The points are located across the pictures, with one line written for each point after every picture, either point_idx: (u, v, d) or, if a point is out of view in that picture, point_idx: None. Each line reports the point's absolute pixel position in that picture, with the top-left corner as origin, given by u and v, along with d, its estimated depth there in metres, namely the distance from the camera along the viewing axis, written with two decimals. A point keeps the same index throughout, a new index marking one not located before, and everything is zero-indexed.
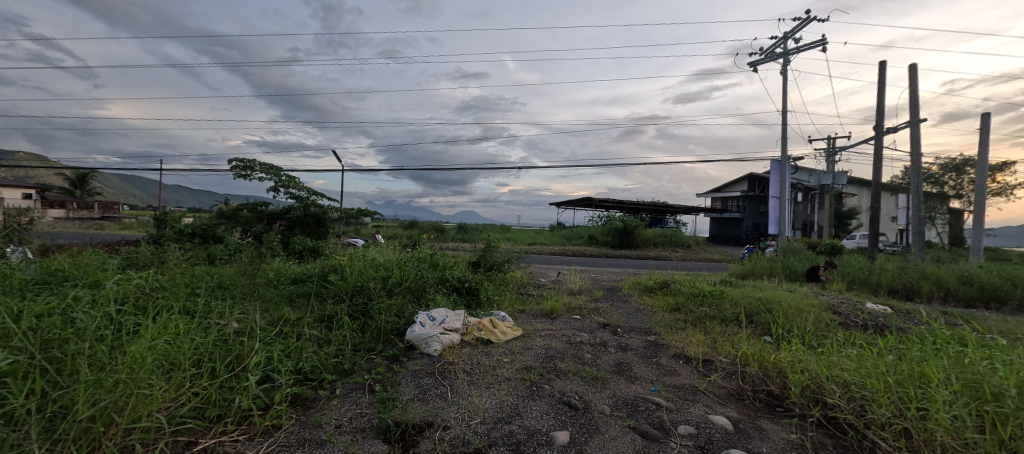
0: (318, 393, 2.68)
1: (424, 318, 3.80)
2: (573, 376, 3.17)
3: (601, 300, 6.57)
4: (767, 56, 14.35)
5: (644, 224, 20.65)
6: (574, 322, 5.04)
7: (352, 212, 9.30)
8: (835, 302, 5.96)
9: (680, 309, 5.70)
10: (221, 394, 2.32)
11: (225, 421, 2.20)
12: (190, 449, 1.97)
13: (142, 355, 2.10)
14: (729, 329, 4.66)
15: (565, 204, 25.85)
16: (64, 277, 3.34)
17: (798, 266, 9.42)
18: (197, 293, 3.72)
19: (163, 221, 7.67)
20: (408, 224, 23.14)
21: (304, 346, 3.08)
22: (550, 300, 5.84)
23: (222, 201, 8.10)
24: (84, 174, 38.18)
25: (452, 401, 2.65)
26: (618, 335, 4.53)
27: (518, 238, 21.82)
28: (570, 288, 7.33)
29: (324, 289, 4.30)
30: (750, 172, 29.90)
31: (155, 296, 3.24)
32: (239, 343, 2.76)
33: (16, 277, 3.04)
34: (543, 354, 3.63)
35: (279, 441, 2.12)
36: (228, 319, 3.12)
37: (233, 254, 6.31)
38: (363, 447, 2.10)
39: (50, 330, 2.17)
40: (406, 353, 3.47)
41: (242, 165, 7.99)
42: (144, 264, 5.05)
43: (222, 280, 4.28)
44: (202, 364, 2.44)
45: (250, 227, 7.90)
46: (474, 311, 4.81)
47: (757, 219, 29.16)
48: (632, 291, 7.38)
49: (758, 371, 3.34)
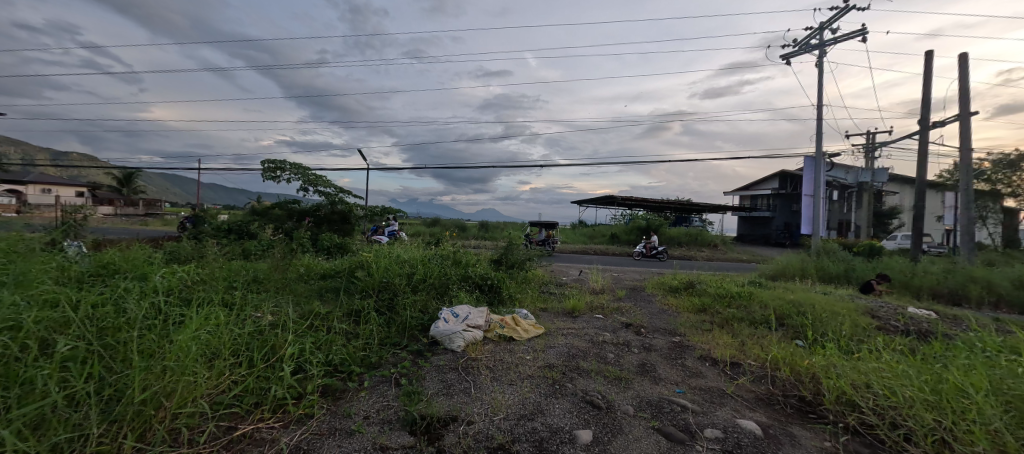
0: (347, 385, 2.77)
1: (448, 314, 3.86)
2: (596, 376, 3.16)
3: (623, 300, 6.49)
4: (801, 48, 13.75)
5: (667, 222, 20.27)
6: (596, 321, 5.01)
7: (377, 209, 9.52)
8: (874, 305, 5.67)
9: (708, 311, 5.53)
10: (258, 383, 2.44)
11: (262, 409, 2.30)
12: (230, 434, 2.08)
13: (188, 344, 2.22)
14: (758, 332, 4.50)
15: (586, 202, 25.68)
16: (115, 270, 3.60)
17: (833, 267, 9.03)
18: (234, 286, 3.92)
19: (202, 218, 8.13)
20: (429, 222, 23.47)
21: (333, 339, 3.19)
22: (572, 299, 5.83)
23: (255, 199, 8.48)
24: (129, 174, 40.66)
25: (475, 396, 2.70)
26: (642, 335, 4.47)
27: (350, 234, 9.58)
28: (592, 288, 7.26)
29: (352, 285, 4.44)
30: (781, 170, 28.72)
31: (196, 289, 3.43)
32: (273, 335, 2.89)
33: (74, 269, 3.29)
34: (565, 353, 3.63)
35: (311, 430, 2.21)
36: (263, 311, 3.27)
37: (266, 250, 6.59)
38: (391, 439, 2.17)
39: (105, 319, 2.35)
40: (430, 349, 3.54)
41: (272, 165, 8.32)
42: (186, 258, 5.33)
43: (257, 274, 4.49)
44: (241, 354, 2.57)
45: (281, 223, 8.22)
46: (497, 308, 4.87)
47: (789, 218, 28.08)
48: (656, 291, 7.27)
49: (789, 375, 3.22)
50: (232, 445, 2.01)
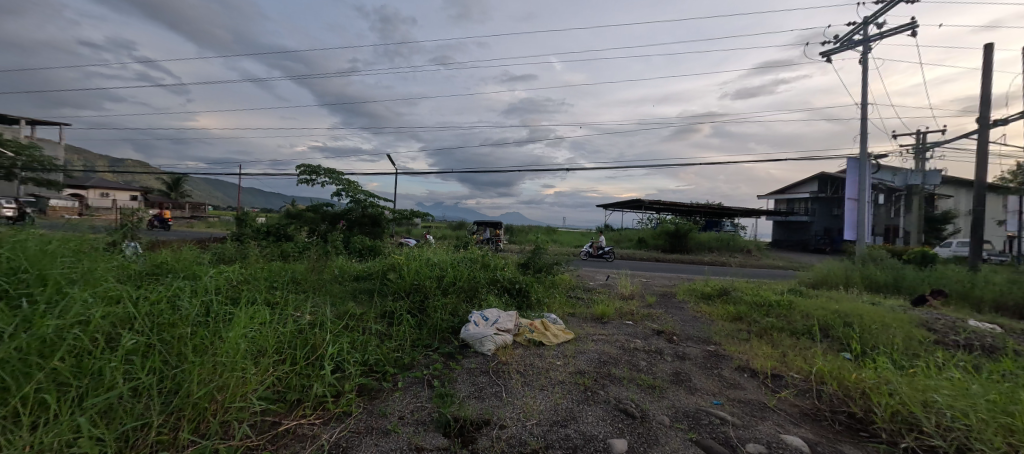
0: (382, 385, 2.83)
1: (478, 318, 3.88)
2: (629, 383, 3.09)
3: (654, 306, 6.34)
4: (843, 45, 13.10)
5: (698, 227, 19.69)
6: (626, 327, 4.91)
7: (405, 213, 9.73)
8: (929, 317, 5.27)
9: (745, 320, 5.31)
10: (300, 380, 2.53)
11: (304, 406, 2.39)
12: (275, 428, 2.16)
13: (238, 341, 2.34)
14: (800, 342, 4.29)
15: (612, 206, 25.33)
16: (169, 270, 3.84)
17: (880, 276, 8.50)
18: (275, 286, 4.10)
19: (243, 220, 8.57)
20: (455, 225, 23.72)
21: (368, 340, 3.27)
22: (601, 304, 5.74)
23: (291, 202, 8.85)
24: (178, 179, 43.43)
25: (507, 401, 2.70)
26: (675, 343, 4.34)
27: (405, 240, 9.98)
28: (621, 293, 7.12)
29: (385, 287, 4.55)
30: (821, 172, 27.33)
31: (241, 288, 3.61)
32: (312, 333, 3.01)
33: (133, 268, 3.54)
34: (596, 359, 3.57)
35: (350, 427, 2.28)
36: (303, 311, 3.40)
37: (303, 251, 6.86)
38: (425, 440, 2.19)
39: (163, 316, 2.51)
40: (460, 351, 3.58)
41: (307, 169, 8.66)
42: (230, 258, 5.63)
43: (295, 275, 4.68)
44: (284, 352, 2.68)
45: (315, 226, 8.53)
46: (525, 313, 4.86)
47: (829, 223, 26.65)
48: (687, 297, 7.07)
49: (837, 389, 3.05)
50: (277, 439, 2.10)
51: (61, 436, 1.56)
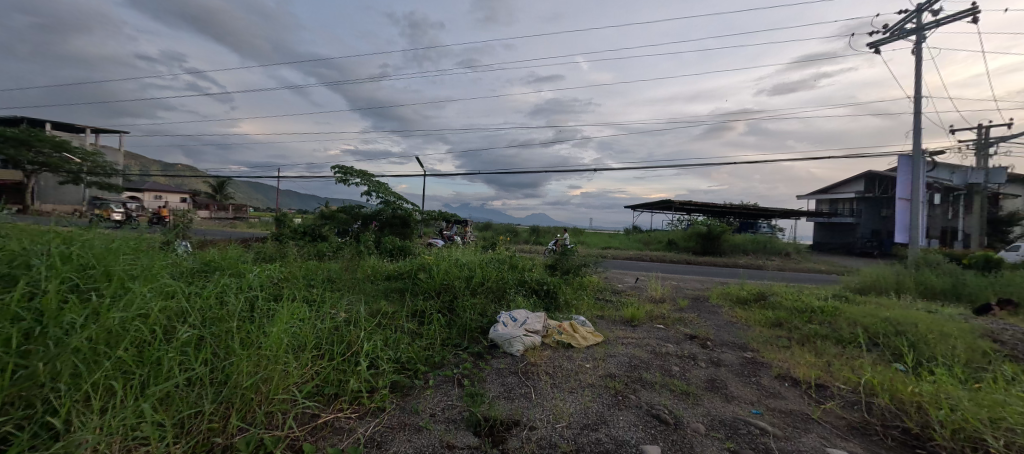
0: (414, 382, 2.89)
1: (507, 318, 3.90)
2: (661, 389, 3.02)
3: (686, 310, 6.15)
4: (894, 34, 12.25)
5: (731, 228, 18.97)
6: (657, 331, 4.79)
7: (434, 214, 9.90)
8: (996, 328, 4.83)
9: (785, 327, 5.05)
10: (337, 375, 2.62)
11: (341, 399, 2.47)
12: (315, 420, 2.25)
13: (280, 336, 2.45)
14: (847, 352, 4.03)
15: (641, 207, 24.81)
16: (216, 267, 4.09)
17: (938, 282, 7.88)
18: (312, 284, 4.28)
19: (283, 220, 9.00)
20: (481, 226, 23.91)
21: (400, 338, 3.35)
22: (630, 307, 5.63)
23: (325, 203, 9.21)
24: (223, 182, 46.12)
25: (536, 402, 2.69)
26: (709, 349, 4.20)
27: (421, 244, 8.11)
28: (651, 296, 6.95)
29: (415, 286, 4.65)
30: (868, 171, 25.67)
31: (281, 286, 3.79)
32: (348, 330, 3.11)
33: (186, 266, 3.80)
34: (627, 363, 3.51)
35: (384, 423, 2.34)
36: (339, 308, 3.53)
37: (337, 251, 7.12)
38: (457, 438, 2.22)
39: (213, 311, 2.68)
40: (489, 351, 3.60)
41: (341, 171, 8.99)
42: (271, 257, 5.93)
43: (331, 274, 4.86)
44: (321, 347, 2.79)
45: (348, 226, 8.83)
46: (553, 315, 4.83)
47: (877, 225, 24.98)
48: (722, 301, 6.81)
49: (889, 403, 2.85)
50: (317, 431, 2.19)
51: (126, 418, 1.69)
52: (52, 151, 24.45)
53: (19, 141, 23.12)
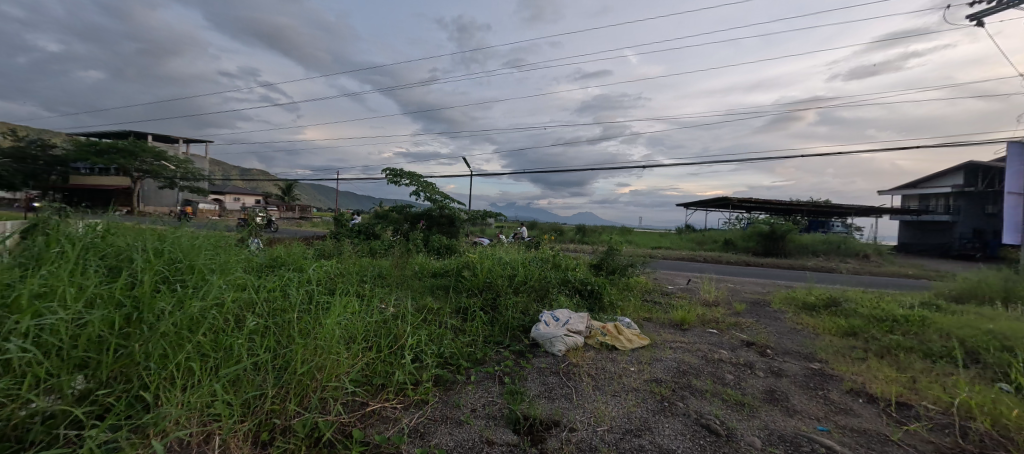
0: (456, 377, 2.96)
1: (549, 317, 3.87)
2: (712, 397, 2.84)
3: (743, 315, 5.74)
4: (1001, 3, 10.57)
5: (798, 227, 17.42)
6: (709, 336, 4.52)
7: (479, 213, 10.08)
8: None
9: (860, 336, 4.54)
10: (384, 367, 2.75)
11: (387, 390, 2.59)
12: (363, 409, 2.37)
13: (333, 327, 2.62)
14: (936, 367, 3.55)
15: (694, 205, 23.56)
16: (281, 263, 4.46)
17: None
18: (364, 280, 4.52)
19: (340, 220, 9.61)
20: (527, 225, 23.94)
21: (444, 334, 3.45)
22: (680, 310, 5.36)
23: (379, 204, 9.71)
24: (290, 185, 50.17)
25: (577, 404, 2.65)
26: (769, 358, 3.89)
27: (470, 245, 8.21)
28: (704, 299, 6.57)
29: (459, 283, 4.77)
30: (969, 162, 22.38)
31: (337, 281, 4.05)
32: (395, 325, 3.25)
33: (256, 261, 4.18)
34: (674, 368, 3.34)
35: (427, 415, 2.42)
36: (388, 303, 3.70)
37: (388, 249, 7.46)
38: (496, 434, 2.25)
39: (277, 303, 2.93)
40: (531, 350, 3.60)
41: (392, 173, 9.41)
42: (329, 254, 6.35)
43: (381, 270, 5.11)
44: (371, 340, 2.95)
45: (399, 225, 9.24)
46: (597, 315, 4.73)
47: (981, 223, 21.72)
48: (785, 307, 6.27)
49: (989, 428, 2.48)
50: (365, 418, 2.31)
51: (203, 396, 1.89)
52: (153, 160, 27.97)
53: (128, 152, 26.76)
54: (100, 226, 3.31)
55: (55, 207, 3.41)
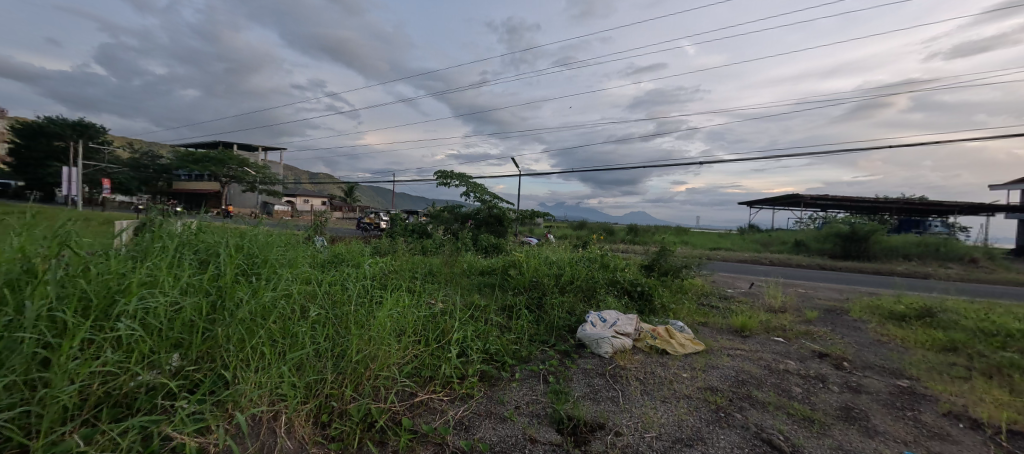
0: (501, 374, 3.00)
1: (596, 318, 3.79)
2: (776, 411, 2.62)
3: (815, 323, 5.22)
4: None
5: (884, 227, 15.49)
6: (774, 345, 4.17)
7: (527, 213, 10.10)
8: None
9: (962, 352, 3.94)
10: (432, 360, 2.86)
11: (435, 382, 2.68)
12: (412, 398, 2.48)
13: (386, 320, 2.77)
14: None
15: (759, 203, 21.84)
16: (342, 259, 4.80)
17: None
18: (416, 276, 4.73)
19: (395, 219, 10.11)
20: (576, 225, 23.63)
21: (489, 330, 3.51)
22: (741, 316, 4.99)
23: (431, 204, 10.08)
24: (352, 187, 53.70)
25: (624, 408, 2.57)
26: (845, 371, 3.51)
27: (517, 245, 8.23)
28: (768, 305, 6.06)
29: (506, 281, 4.83)
30: None
31: (390, 276, 4.28)
32: (443, 320, 3.37)
33: (320, 257, 4.54)
34: (732, 377, 3.13)
35: (472, 409, 2.48)
36: (436, 299, 3.84)
37: (438, 247, 7.72)
38: (539, 433, 2.25)
39: (336, 296, 3.15)
40: (577, 351, 3.54)
41: (443, 174, 9.72)
42: (384, 252, 6.71)
43: (432, 267, 5.31)
44: (420, 333, 3.08)
45: (450, 225, 9.53)
46: (647, 318, 4.55)
47: None
48: (867, 316, 5.60)
49: None
50: (414, 407, 2.41)
51: (273, 376, 2.09)
52: (237, 166, 31.30)
53: (218, 160, 30.17)
54: (194, 224, 3.77)
55: (160, 208, 3.94)
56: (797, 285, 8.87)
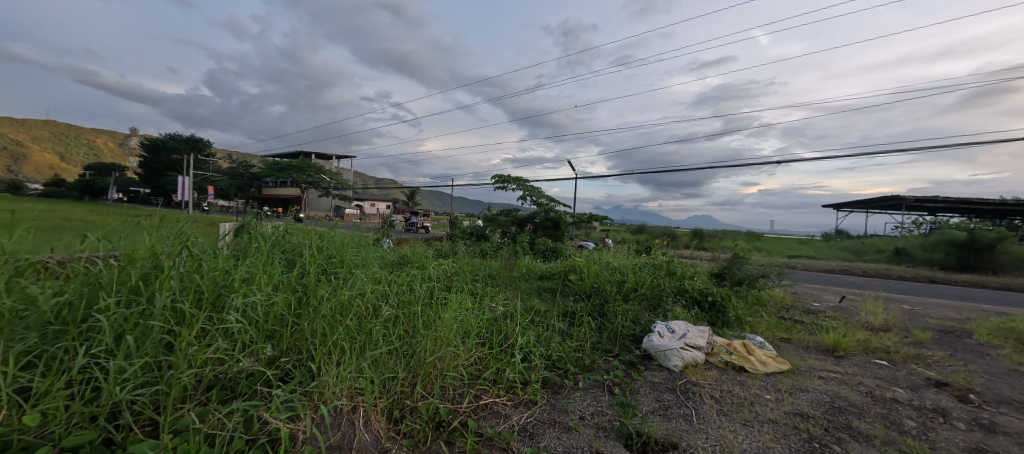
0: (564, 381, 2.94)
1: (663, 328, 3.58)
2: (884, 446, 2.27)
3: (927, 345, 4.50)
4: None
5: (1017, 235, 13.01)
6: (876, 368, 3.65)
7: (585, 216, 9.90)
8: None
9: None
10: (495, 363, 2.88)
11: (498, 386, 2.70)
12: (477, 400, 2.51)
13: (452, 322, 2.84)
14: None
15: (848, 206, 19.46)
16: (408, 260, 5.04)
17: None
18: (477, 278, 4.83)
19: (455, 222, 10.44)
20: (635, 229, 22.75)
21: (551, 336, 3.47)
22: (831, 333, 4.44)
23: (488, 207, 10.27)
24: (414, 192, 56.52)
25: (699, 428, 2.39)
26: (973, 406, 2.96)
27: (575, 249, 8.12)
28: (865, 322, 5.33)
29: (566, 287, 4.76)
30: None
31: (453, 278, 4.41)
32: (505, 324, 3.38)
33: (389, 258, 4.81)
34: (825, 403, 2.78)
35: (536, 416, 2.45)
36: (498, 302, 3.88)
37: (496, 251, 7.84)
38: (606, 446, 2.16)
39: (405, 296, 3.30)
40: (643, 362, 3.37)
41: (501, 178, 9.87)
42: (445, 254, 6.94)
43: (491, 271, 5.39)
44: (483, 336, 3.12)
45: (507, 228, 9.63)
46: (720, 331, 4.22)
47: None
48: (997, 340, 4.71)
49: None
50: (479, 410, 2.43)
51: (351, 370, 2.23)
52: (315, 173, 34.34)
53: (299, 168, 33.37)
54: (282, 226, 4.18)
55: (255, 212, 4.44)
56: (899, 300, 7.76)
